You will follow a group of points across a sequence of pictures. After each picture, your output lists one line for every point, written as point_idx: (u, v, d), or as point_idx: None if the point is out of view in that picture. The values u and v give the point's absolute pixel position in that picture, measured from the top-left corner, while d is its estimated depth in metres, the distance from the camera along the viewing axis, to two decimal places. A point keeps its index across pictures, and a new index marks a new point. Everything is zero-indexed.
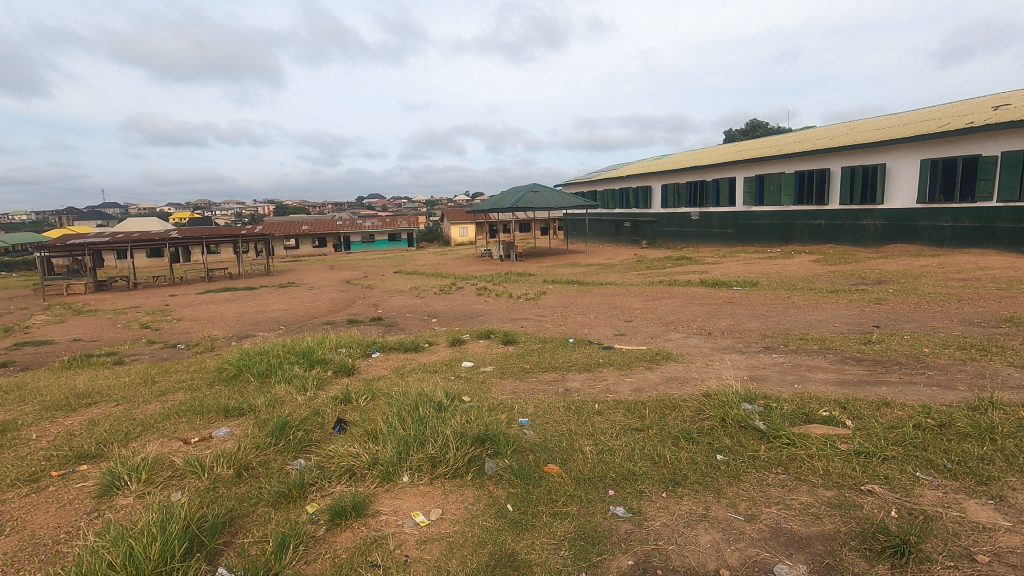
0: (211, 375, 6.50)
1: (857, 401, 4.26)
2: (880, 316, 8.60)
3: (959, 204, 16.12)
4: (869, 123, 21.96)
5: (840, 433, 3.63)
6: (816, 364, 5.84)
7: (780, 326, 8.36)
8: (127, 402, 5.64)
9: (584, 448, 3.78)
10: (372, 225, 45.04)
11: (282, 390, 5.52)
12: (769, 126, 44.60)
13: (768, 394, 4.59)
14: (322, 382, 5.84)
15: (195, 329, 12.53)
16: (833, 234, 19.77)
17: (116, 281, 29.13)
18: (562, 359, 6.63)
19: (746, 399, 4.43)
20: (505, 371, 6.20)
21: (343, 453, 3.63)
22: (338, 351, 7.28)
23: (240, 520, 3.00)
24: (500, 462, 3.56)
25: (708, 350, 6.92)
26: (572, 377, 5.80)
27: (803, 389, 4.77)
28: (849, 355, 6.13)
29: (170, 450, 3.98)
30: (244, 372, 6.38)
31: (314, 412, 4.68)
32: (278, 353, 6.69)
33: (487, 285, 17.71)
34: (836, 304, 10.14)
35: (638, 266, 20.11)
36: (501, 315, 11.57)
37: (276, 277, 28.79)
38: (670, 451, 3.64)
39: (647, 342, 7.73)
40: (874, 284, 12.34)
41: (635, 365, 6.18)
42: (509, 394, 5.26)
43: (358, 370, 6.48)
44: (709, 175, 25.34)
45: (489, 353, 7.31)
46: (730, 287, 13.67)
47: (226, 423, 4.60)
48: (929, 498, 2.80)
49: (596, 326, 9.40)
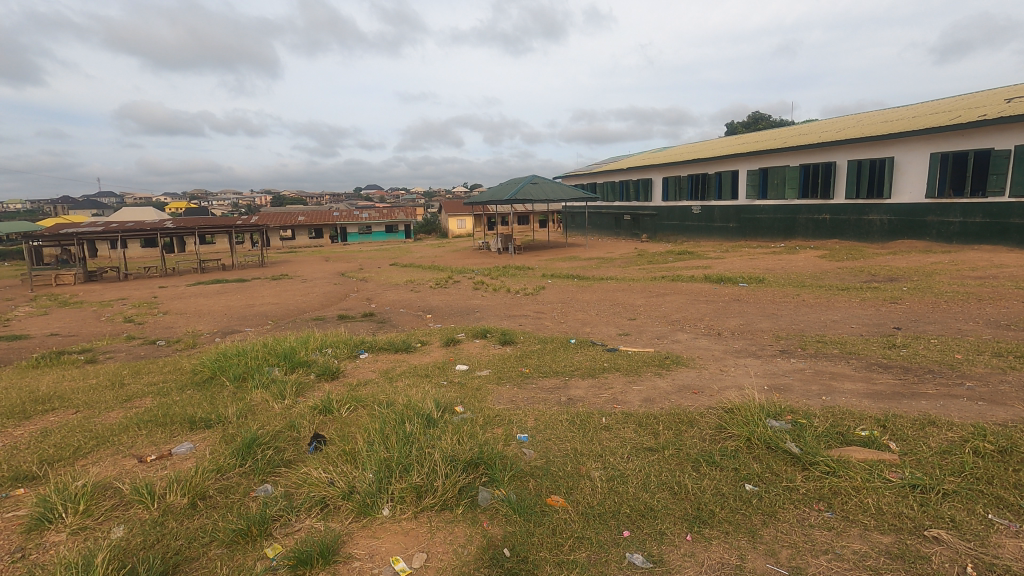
0: (184, 378, 6.01)
1: (898, 418, 3.79)
2: (899, 317, 8.11)
3: (970, 199, 15.63)
4: (877, 116, 21.42)
5: (887, 460, 3.18)
6: (841, 371, 5.35)
7: (794, 327, 7.89)
8: (88, 409, 5.14)
9: (593, 473, 3.33)
10: (370, 216, 44.49)
11: (259, 397, 5.05)
12: (773, 120, 43.96)
13: (796, 408, 4.13)
14: (302, 388, 5.36)
15: (180, 324, 12.04)
16: (839, 229, 19.30)
17: (105, 272, 28.51)
18: (564, 363, 6.14)
19: (771, 414, 3.97)
20: (502, 376, 5.72)
21: (315, 482, 3.15)
22: (324, 352, 6.81)
23: (185, 568, 2.53)
24: (496, 492, 3.07)
25: (720, 354, 6.44)
26: (575, 385, 5.31)
27: (833, 402, 4.30)
28: (875, 361, 5.65)
29: (119, 473, 3.48)
30: (220, 375, 5.88)
31: (290, 425, 4.20)
32: (257, 354, 6.19)
33: (484, 279, 17.24)
34: (849, 303, 9.69)
35: (639, 260, 19.63)
36: (499, 312, 11.08)
37: (269, 269, 28.24)
38: (691, 479, 3.19)
39: (654, 343, 7.25)
40: (886, 281, 11.91)
41: (643, 370, 5.69)
42: (506, 404, 4.79)
43: (344, 373, 6.01)
44: (711, 167, 24.77)
45: (485, 354, 6.83)
46: (736, 283, 13.18)
47: (189, 437, 4.11)
48: (1009, 550, 2.33)
49: (598, 325, 8.93)
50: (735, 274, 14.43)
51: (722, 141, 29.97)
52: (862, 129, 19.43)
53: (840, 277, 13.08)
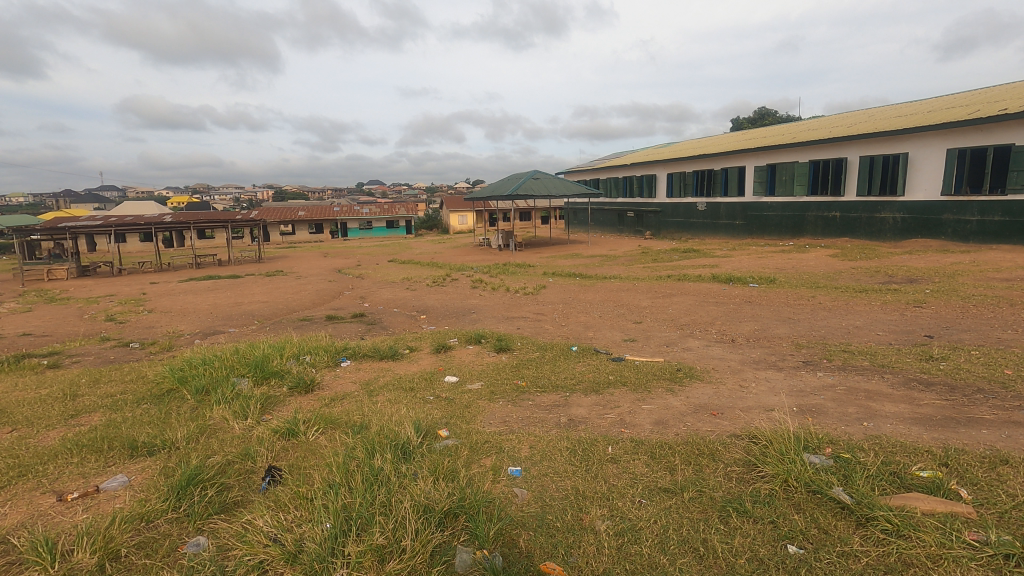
0: (143, 390, 5.39)
1: (963, 455, 3.17)
2: (927, 323, 7.51)
3: (988, 197, 14.99)
4: (889, 111, 20.73)
5: (961, 515, 2.58)
6: (876, 389, 4.74)
7: (815, 333, 7.28)
8: (27, 426, 4.55)
9: (598, 526, 2.74)
10: (370, 211, 43.97)
11: (217, 417, 4.44)
12: (779, 116, 43.25)
13: (837, 439, 3.52)
14: (269, 404, 4.78)
15: (162, 324, 11.44)
16: (849, 227, 18.64)
17: (100, 266, 28.00)
18: (564, 375, 5.53)
19: (808, 448, 3.37)
20: (495, 391, 5.10)
21: (255, 539, 2.56)
22: (302, 359, 6.21)
23: None
24: (478, 553, 2.49)
25: (737, 365, 5.81)
26: (578, 403, 4.70)
27: (878, 430, 3.69)
28: (913, 377, 5.04)
29: (26, 520, 2.88)
30: (181, 387, 5.26)
31: (243, 453, 3.61)
32: (226, 363, 5.58)
33: (483, 277, 16.65)
34: (871, 307, 9.08)
35: (643, 257, 19.03)
36: (496, 313, 10.48)
37: (266, 264, 27.60)
38: (719, 536, 2.59)
39: (663, 351, 6.63)
40: (905, 283, 11.29)
41: (654, 385, 5.06)
42: (497, 426, 4.18)
43: (320, 386, 5.42)
44: (716, 163, 24.06)
45: (478, 363, 6.23)
46: (746, 283, 12.58)
47: (127, 468, 3.53)
48: None
49: (601, 329, 8.32)
50: (745, 273, 13.83)
51: (728, 136, 29.20)
52: (874, 124, 18.74)
53: (856, 278, 12.47)
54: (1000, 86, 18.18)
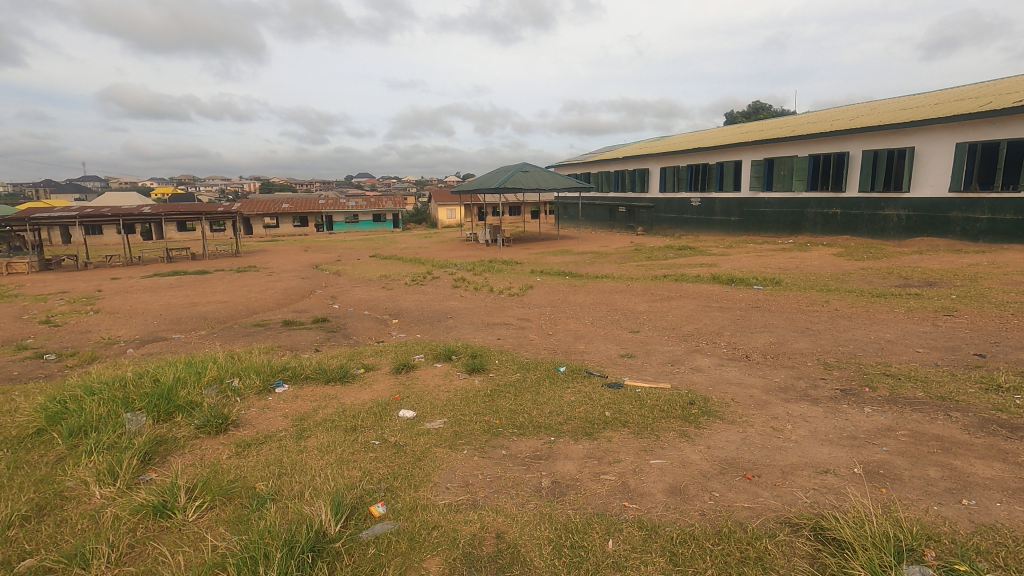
0: (9, 427, 4.18)
1: None
2: (970, 337, 6.49)
3: (999, 194, 14.08)
4: (895, 104, 19.73)
5: None
6: (951, 437, 3.65)
7: (844, 349, 6.22)
8: None
9: None
10: (356, 204, 42.54)
11: (76, 479, 3.25)
12: (775, 110, 42.44)
13: (941, 534, 2.42)
14: (156, 455, 3.60)
15: (100, 329, 10.10)
16: (850, 225, 17.67)
17: (63, 260, 26.29)
18: (549, 410, 4.37)
19: (907, 555, 2.26)
20: (460, 434, 3.96)
21: None
22: (227, 384, 5.01)
23: None
24: None
25: (761, 395, 4.70)
26: (566, 456, 3.55)
27: (989, 517, 2.59)
28: (988, 418, 3.96)
29: None
30: (53, 429, 4.04)
31: (73, 556, 2.45)
32: (118, 396, 4.36)
33: (466, 276, 15.45)
34: (895, 315, 8.08)
35: (638, 255, 17.96)
36: (475, 318, 9.33)
37: (241, 259, 26.13)
38: None
39: (668, 373, 5.53)
40: (926, 287, 10.29)
41: (663, 428, 3.92)
42: (454, 496, 3.05)
43: (238, 422, 4.23)
44: (712, 157, 22.99)
45: (443, 388, 5.08)
46: (750, 285, 11.55)
47: None
48: None
49: (594, 341, 7.18)
50: (748, 273, 12.80)
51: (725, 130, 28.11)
52: (879, 116, 17.73)
53: (868, 280, 11.46)
54: (1010, 79, 17.27)
